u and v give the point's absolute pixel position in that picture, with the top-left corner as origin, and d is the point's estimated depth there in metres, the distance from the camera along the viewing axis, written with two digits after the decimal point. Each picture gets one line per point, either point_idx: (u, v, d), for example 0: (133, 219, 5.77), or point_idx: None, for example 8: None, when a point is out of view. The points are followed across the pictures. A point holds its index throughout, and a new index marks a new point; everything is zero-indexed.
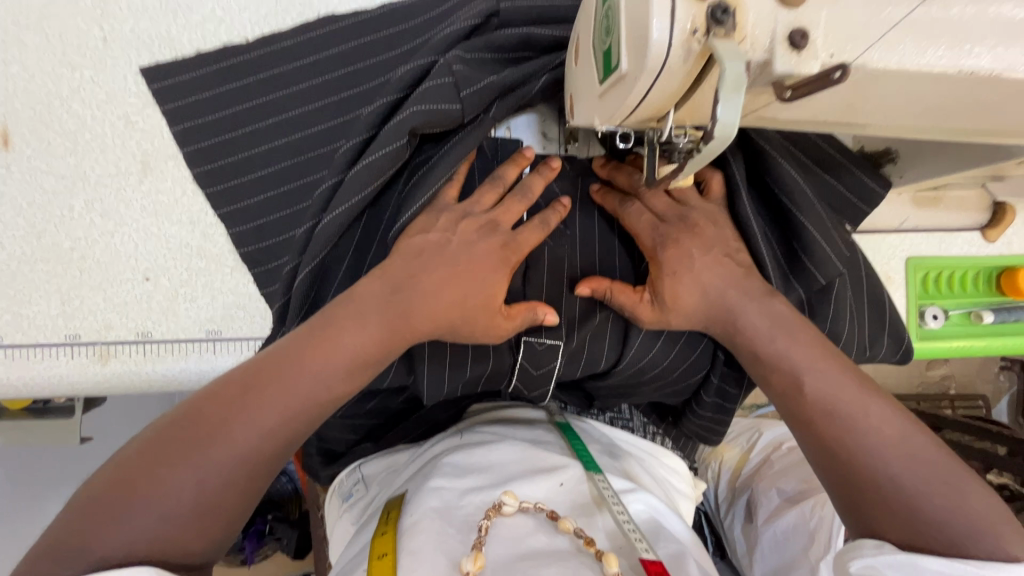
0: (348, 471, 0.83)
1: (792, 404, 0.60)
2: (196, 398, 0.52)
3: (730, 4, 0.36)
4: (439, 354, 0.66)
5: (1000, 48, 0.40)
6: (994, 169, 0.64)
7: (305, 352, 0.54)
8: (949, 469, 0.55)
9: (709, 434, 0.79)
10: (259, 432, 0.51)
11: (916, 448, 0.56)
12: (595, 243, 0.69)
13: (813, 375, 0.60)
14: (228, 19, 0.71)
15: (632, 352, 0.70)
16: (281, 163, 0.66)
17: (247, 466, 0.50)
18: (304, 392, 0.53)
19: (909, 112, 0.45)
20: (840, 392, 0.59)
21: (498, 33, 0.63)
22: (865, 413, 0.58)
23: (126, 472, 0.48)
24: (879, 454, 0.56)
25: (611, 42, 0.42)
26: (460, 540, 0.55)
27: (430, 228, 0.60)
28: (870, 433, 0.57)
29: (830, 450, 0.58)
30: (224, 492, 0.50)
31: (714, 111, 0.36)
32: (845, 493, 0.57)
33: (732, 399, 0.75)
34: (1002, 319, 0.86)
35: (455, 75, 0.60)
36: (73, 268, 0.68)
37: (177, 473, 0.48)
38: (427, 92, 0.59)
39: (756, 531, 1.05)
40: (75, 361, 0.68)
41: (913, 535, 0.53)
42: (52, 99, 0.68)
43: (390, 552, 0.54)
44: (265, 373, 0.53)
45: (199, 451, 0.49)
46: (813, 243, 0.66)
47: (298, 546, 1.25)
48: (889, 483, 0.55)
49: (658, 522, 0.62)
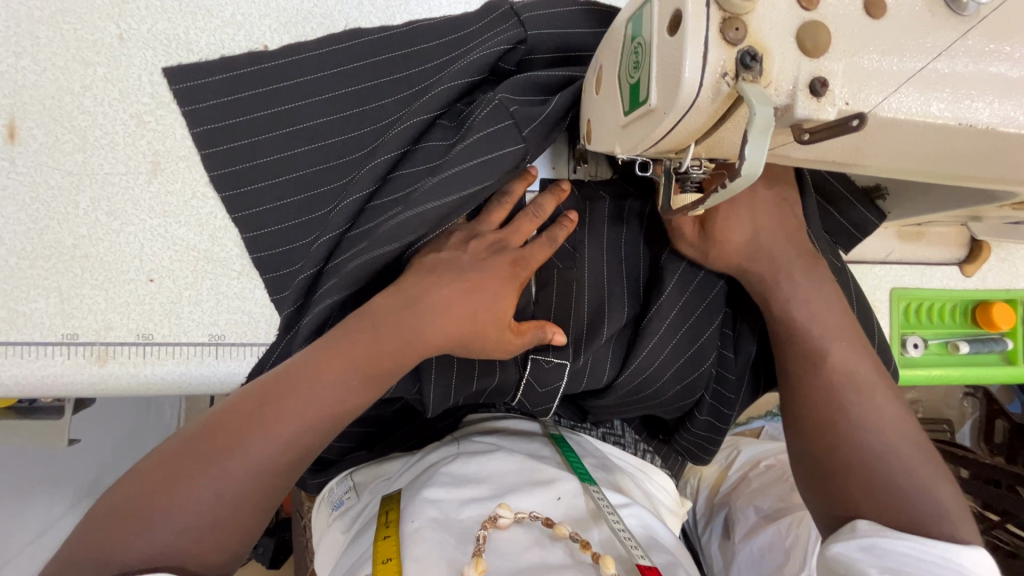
0: (338, 479, 0.82)
1: (801, 389, 0.63)
2: (215, 412, 0.52)
3: (757, 52, 0.39)
4: (446, 369, 0.67)
5: (995, 104, 0.43)
6: (975, 210, 0.68)
7: (321, 365, 0.54)
8: (929, 456, 0.59)
9: (700, 452, 0.81)
10: (275, 448, 0.51)
11: (896, 426, 0.60)
12: (604, 261, 0.71)
13: (839, 348, 0.63)
14: (248, 26, 0.71)
15: (634, 366, 0.71)
16: (303, 172, 0.66)
17: (264, 478, 0.51)
18: (322, 405, 0.53)
19: (910, 158, 0.48)
20: (859, 372, 0.62)
21: (538, 73, 0.64)
22: (868, 394, 0.61)
23: (149, 482, 0.48)
24: (872, 433, 0.59)
25: (640, 77, 0.44)
26: (460, 549, 0.55)
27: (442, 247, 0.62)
28: (866, 413, 0.60)
29: (815, 426, 0.61)
30: (239, 504, 0.49)
31: (741, 150, 0.38)
32: (833, 471, 0.59)
33: (724, 421, 0.76)
34: (977, 350, 0.90)
35: (514, 116, 0.60)
36: (74, 266, 0.67)
37: (196, 486, 0.48)
38: (484, 132, 0.60)
39: (733, 547, 1.07)
40: (71, 361, 0.67)
41: (889, 513, 0.55)
42: (64, 94, 0.67)
43: (394, 557, 0.55)
44: (285, 387, 0.53)
45: (217, 464, 0.49)
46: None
47: (274, 556, 1.23)
48: (884, 462, 0.57)
49: (652, 536, 0.64)
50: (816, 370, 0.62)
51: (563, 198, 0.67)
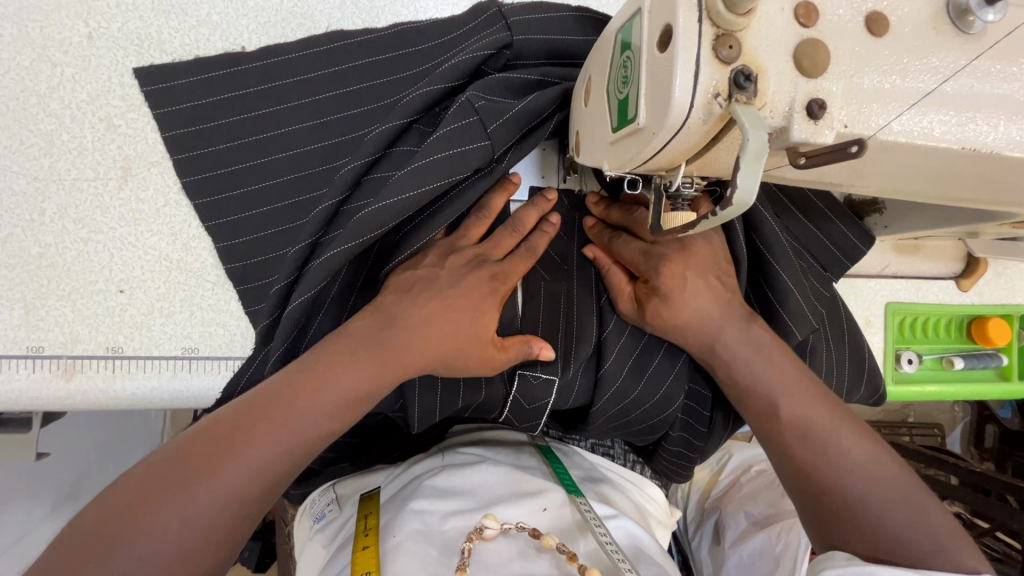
0: (321, 491, 0.79)
1: (771, 434, 0.61)
2: (187, 436, 0.49)
3: (752, 71, 0.37)
4: (429, 387, 0.65)
5: (1001, 126, 0.41)
6: (974, 228, 0.66)
7: (297, 387, 0.52)
8: (917, 493, 0.56)
9: (675, 475, 0.79)
10: (250, 470, 0.48)
11: (874, 458, 0.58)
12: (592, 273, 0.69)
13: (788, 399, 0.60)
14: (224, 25, 0.68)
15: (608, 395, 0.69)
16: (279, 178, 0.64)
17: (239, 504, 0.48)
18: (299, 430, 0.51)
19: (909, 180, 0.46)
20: (817, 416, 0.59)
21: (512, 74, 0.62)
22: (838, 436, 0.58)
23: (115, 509, 0.45)
24: (850, 475, 0.57)
25: (628, 92, 0.42)
26: (443, 562, 0.53)
27: (420, 264, 0.60)
28: (842, 455, 0.57)
29: (794, 467, 0.59)
30: (211, 528, 0.46)
31: (732, 177, 0.36)
32: (819, 515, 0.57)
33: (698, 451, 0.75)
34: (972, 366, 0.88)
35: (479, 112, 0.58)
36: (40, 276, 0.64)
37: (165, 510, 0.45)
38: (453, 132, 0.58)
39: (723, 554, 1.05)
40: (37, 375, 0.64)
41: (879, 551, 0.53)
42: (29, 95, 0.64)
43: (372, 570, 0.53)
44: (258, 410, 0.50)
45: (188, 487, 0.46)
46: (794, 303, 0.67)
47: (259, 561, 1.22)
48: (869, 505, 0.55)
49: (639, 547, 0.62)
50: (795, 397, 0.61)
51: (547, 207, 0.64)
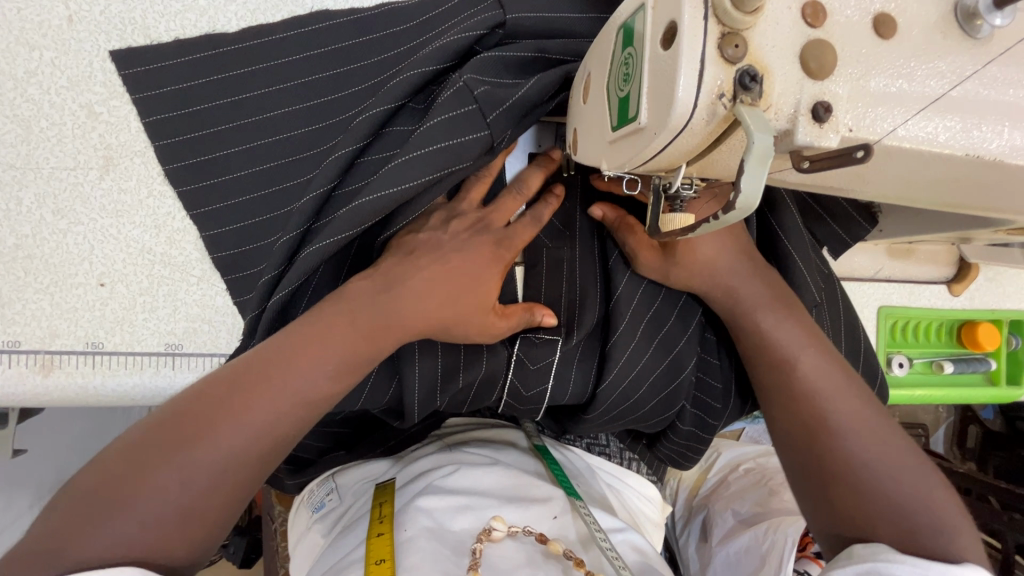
0: (320, 480, 0.77)
1: (778, 392, 0.62)
2: (182, 399, 0.48)
3: (758, 72, 0.36)
4: (429, 351, 0.62)
5: (1003, 133, 0.40)
6: (969, 233, 0.66)
7: (295, 347, 0.50)
8: (916, 474, 0.56)
9: (682, 459, 0.77)
10: (248, 434, 0.47)
11: (877, 428, 0.59)
12: (595, 242, 0.68)
13: (802, 351, 0.62)
14: (212, 11, 0.66)
15: (618, 370, 0.66)
16: (264, 164, 0.62)
17: (236, 469, 0.46)
18: (295, 394, 0.49)
19: (910, 185, 0.45)
20: (818, 376, 0.61)
21: (502, 50, 0.60)
22: (840, 393, 0.61)
23: (113, 471, 0.44)
24: (852, 437, 0.58)
25: (630, 90, 0.41)
26: (454, 561, 0.52)
27: (423, 229, 0.60)
28: (842, 414, 0.59)
29: (797, 426, 0.60)
30: (208, 497, 0.45)
31: (736, 180, 0.35)
32: (825, 482, 0.57)
33: (710, 431, 0.73)
34: (960, 369, 0.89)
35: (477, 99, 0.57)
36: (17, 268, 0.62)
37: (158, 477, 0.44)
38: (449, 119, 0.56)
39: (710, 551, 1.04)
40: (13, 371, 0.62)
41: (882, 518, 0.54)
42: (6, 80, 0.62)
43: (387, 559, 0.52)
44: (256, 372, 0.48)
45: (180, 453, 0.45)
46: (794, 265, 0.68)
47: (246, 556, 1.20)
48: (870, 470, 0.56)
49: (648, 562, 0.59)
50: (792, 395, 0.61)
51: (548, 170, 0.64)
